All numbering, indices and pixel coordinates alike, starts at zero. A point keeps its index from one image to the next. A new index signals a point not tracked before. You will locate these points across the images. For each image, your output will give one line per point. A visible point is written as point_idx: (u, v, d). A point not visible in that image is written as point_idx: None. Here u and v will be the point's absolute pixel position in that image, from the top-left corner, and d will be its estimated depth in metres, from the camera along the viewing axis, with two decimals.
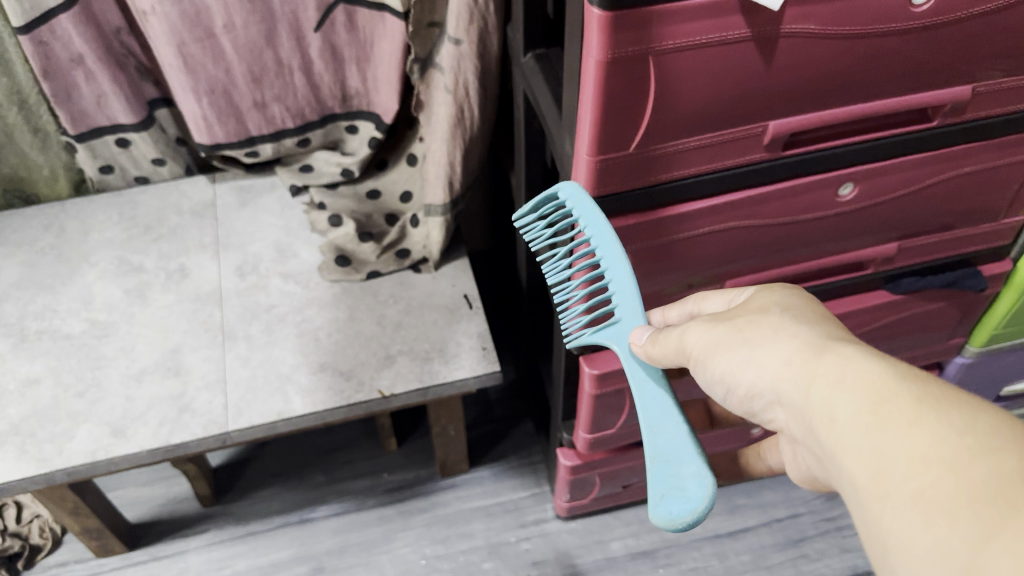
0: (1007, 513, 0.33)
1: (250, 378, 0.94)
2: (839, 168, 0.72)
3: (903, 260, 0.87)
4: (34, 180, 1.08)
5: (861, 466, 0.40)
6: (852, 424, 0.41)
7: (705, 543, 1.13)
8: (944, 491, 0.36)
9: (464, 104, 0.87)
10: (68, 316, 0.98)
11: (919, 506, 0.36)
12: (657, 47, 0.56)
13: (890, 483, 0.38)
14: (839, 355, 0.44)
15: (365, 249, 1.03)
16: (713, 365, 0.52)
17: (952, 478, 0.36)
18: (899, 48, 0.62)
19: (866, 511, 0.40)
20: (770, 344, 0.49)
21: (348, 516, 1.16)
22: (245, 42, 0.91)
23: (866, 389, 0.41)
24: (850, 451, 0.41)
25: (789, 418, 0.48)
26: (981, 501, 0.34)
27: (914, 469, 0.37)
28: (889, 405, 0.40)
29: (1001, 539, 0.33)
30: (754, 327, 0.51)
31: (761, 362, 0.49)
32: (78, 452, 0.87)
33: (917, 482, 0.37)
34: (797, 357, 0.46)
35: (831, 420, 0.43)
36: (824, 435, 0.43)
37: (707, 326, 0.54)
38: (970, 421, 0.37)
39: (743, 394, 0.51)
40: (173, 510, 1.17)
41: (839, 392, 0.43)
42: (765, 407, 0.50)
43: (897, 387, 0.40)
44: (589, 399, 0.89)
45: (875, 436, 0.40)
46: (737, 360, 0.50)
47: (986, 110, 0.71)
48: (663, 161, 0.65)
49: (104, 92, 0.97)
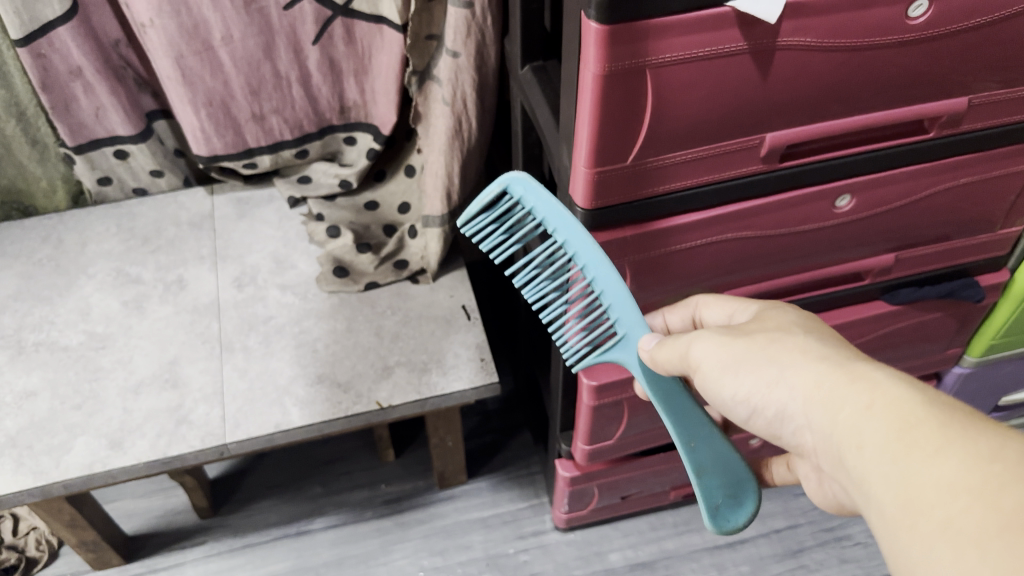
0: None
1: (248, 390, 0.93)
2: (836, 180, 0.72)
3: (900, 271, 0.87)
4: (32, 192, 1.08)
5: (891, 494, 0.41)
6: (881, 451, 0.43)
7: (703, 554, 1.13)
8: (972, 521, 0.37)
9: (462, 116, 0.88)
10: (65, 327, 0.98)
11: (949, 536, 0.38)
12: (654, 61, 0.56)
13: (919, 513, 0.39)
14: (867, 381, 0.46)
15: (363, 260, 1.03)
16: (738, 384, 0.53)
17: (980, 509, 0.37)
18: (894, 61, 0.62)
19: (894, 540, 0.41)
20: (797, 365, 0.50)
21: (346, 528, 1.15)
22: (243, 54, 0.91)
23: (894, 416, 0.43)
24: (880, 478, 0.42)
25: (815, 441, 0.49)
26: (1008, 529, 0.35)
27: (943, 498, 0.39)
28: (917, 433, 0.41)
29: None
30: (778, 347, 0.52)
31: (789, 383, 0.50)
32: (75, 465, 0.87)
33: (947, 513, 0.38)
34: (825, 380, 0.48)
35: (860, 447, 0.44)
36: (852, 461, 0.45)
37: (723, 339, 0.55)
38: (996, 450, 0.38)
39: (768, 413, 0.53)
40: (170, 522, 1.16)
41: (870, 420, 0.44)
42: (791, 428, 0.52)
43: (926, 417, 0.42)
44: (587, 410, 0.89)
45: (904, 464, 0.41)
46: (766, 380, 0.52)
47: (982, 122, 0.71)
48: (661, 173, 0.66)
49: (103, 104, 0.97)
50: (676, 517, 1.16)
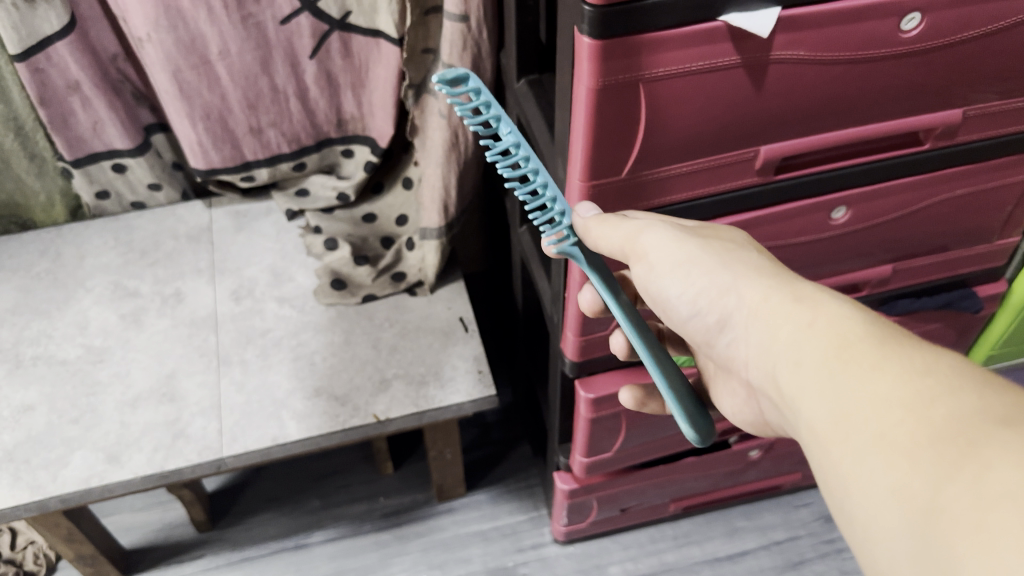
0: (961, 449, 0.36)
1: (245, 404, 0.93)
2: (831, 192, 0.72)
3: (897, 283, 0.87)
4: (30, 206, 1.08)
5: (826, 405, 0.43)
6: (820, 365, 0.44)
7: (703, 567, 1.12)
8: (903, 430, 0.39)
9: (458, 129, 0.88)
10: (63, 341, 0.98)
11: (880, 443, 0.39)
12: (648, 74, 0.56)
13: (852, 424, 0.41)
14: (815, 301, 0.48)
15: (361, 273, 1.03)
16: (686, 290, 0.55)
17: (912, 418, 0.39)
18: (888, 73, 0.62)
19: (823, 449, 0.43)
20: (748, 280, 0.52)
21: (344, 541, 1.15)
22: (240, 69, 0.91)
23: (837, 334, 0.45)
24: (817, 389, 0.44)
25: (754, 355, 0.51)
26: (937, 438, 0.37)
27: (876, 407, 0.40)
28: (858, 350, 0.43)
29: (953, 472, 0.36)
30: (733, 256, 0.54)
31: (739, 295, 0.52)
32: (72, 479, 0.86)
33: (880, 425, 0.40)
34: (774, 296, 0.50)
35: (803, 360, 0.46)
36: (791, 374, 0.46)
37: (676, 239, 0.55)
38: (929, 366, 0.41)
39: (712, 321, 0.55)
40: (168, 535, 1.16)
41: (815, 338, 0.46)
42: (733, 342, 0.53)
43: (868, 338, 0.44)
44: (585, 422, 0.89)
45: (841, 377, 0.43)
46: (717, 289, 0.53)
47: (976, 133, 0.71)
48: (655, 186, 0.66)
49: (100, 119, 0.97)
50: (675, 529, 1.16)
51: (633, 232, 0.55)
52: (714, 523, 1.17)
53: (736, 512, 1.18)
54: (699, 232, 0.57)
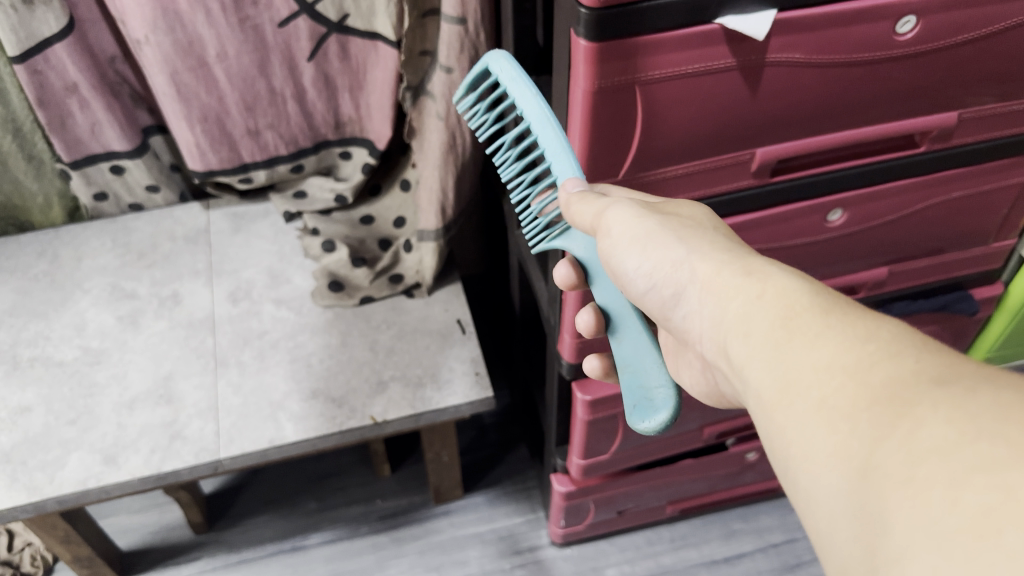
0: (899, 411, 0.34)
1: (242, 405, 0.93)
2: (827, 195, 0.72)
3: (893, 285, 0.87)
4: (28, 208, 1.08)
5: (772, 377, 0.41)
6: (766, 336, 0.42)
7: (700, 569, 1.12)
8: (844, 396, 0.37)
9: (456, 131, 0.88)
10: (60, 342, 0.98)
11: (821, 412, 0.37)
12: (643, 77, 0.57)
13: (795, 392, 0.39)
14: (761, 274, 0.45)
15: (358, 274, 1.03)
16: (639, 261, 0.52)
17: (853, 384, 0.37)
18: (883, 76, 0.63)
19: (768, 421, 0.41)
20: (700, 253, 0.50)
21: (341, 543, 1.15)
22: (238, 71, 0.92)
23: (783, 304, 0.43)
24: (762, 361, 0.42)
25: (704, 330, 0.49)
26: (875, 400, 0.35)
27: (820, 376, 0.38)
28: (801, 320, 0.41)
29: (891, 435, 0.34)
30: (690, 233, 0.52)
31: (692, 267, 0.49)
32: (69, 480, 0.86)
33: (821, 390, 0.38)
34: (726, 267, 0.47)
35: (750, 332, 0.44)
36: (738, 347, 0.44)
37: (637, 214, 0.53)
38: (872, 334, 0.39)
39: (666, 293, 0.52)
40: (165, 537, 1.16)
41: (761, 309, 0.44)
42: (685, 318, 0.51)
43: (814, 306, 0.42)
44: (582, 424, 0.89)
45: (785, 347, 0.41)
46: (672, 260, 0.50)
47: (972, 136, 0.71)
48: (651, 188, 0.66)
49: (98, 120, 0.97)
50: (672, 532, 1.16)
51: (605, 208, 0.54)
52: (711, 525, 1.17)
53: (732, 515, 1.18)
54: (657, 208, 0.55)
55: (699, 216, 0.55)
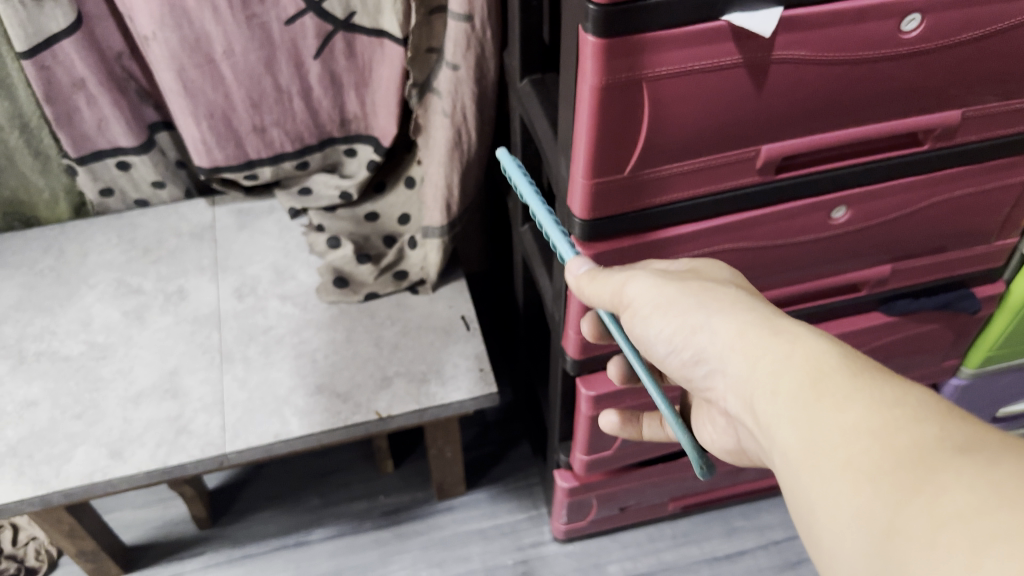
0: (924, 474, 0.38)
1: (248, 400, 0.94)
2: (832, 191, 0.73)
3: (896, 283, 0.87)
4: (34, 203, 1.09)
5: (799, 434, 0.44)
6: (793, 395, 0.46)
7: (702, 566, 1.13)
8: (870, 458, 0.41)
9: (462, 127, 0.89)
10: (66, 337, 0.99)
11: (850, 469, 0.41)
12: (651, 73, 0.57)
13: (822, 451, 0.43)
14: (790, 336, 0.49)
15: (363, 271, 1.04)
16: (664, 325, 0.55)
17: (880, 447, 0.41)
18: (888, 74, 0.63)
19: (793, 477, 0.44)
20: (725, 315, 0.52)
21: (344, 538, 1.15)
22: (244, 68, 0.92)
23: (810, 364, 0.46)
24: (789, 418, 0.45)
25: (726, 386, 0.52)
26: (902, 465, 0.39)
27: (846, 437, 0.42)
28: (832, 381, 0.45)
29: (916, 497, 0.38)
30: (711, 295, 0.54)
31: (714, 328, 0.52)
32: (75, 474, 0.87)
33: (848, 450, 0.42)
34: (752, 329, 0.51)
35: (777, 389, 0.47)
36: (763, 403, 0.48)
37: (659, 283, 0.56)
38: (898, 399, 0.43)
39: (685, 356, 0.54)
40: (169, 532, 1.16)
41: (789, 369, 0.47)
42: (706, 375, 0.54)
43: (839, 367, 0.45)
44: (585, 420, 0.90)
45: (814, 406, 0.44)
46: (693, 323, 0.53)
47: (975, 134, 0.72)
48: (657, 185, 0.66)
49: (105, 116, 0.98)
50: (674, 529, 1.16)
51: (621, 284, 0.58)
52: (713, 522, 1.17)
53: (734, 512, 1.18)
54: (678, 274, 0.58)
55: (724, 279, 0.57)
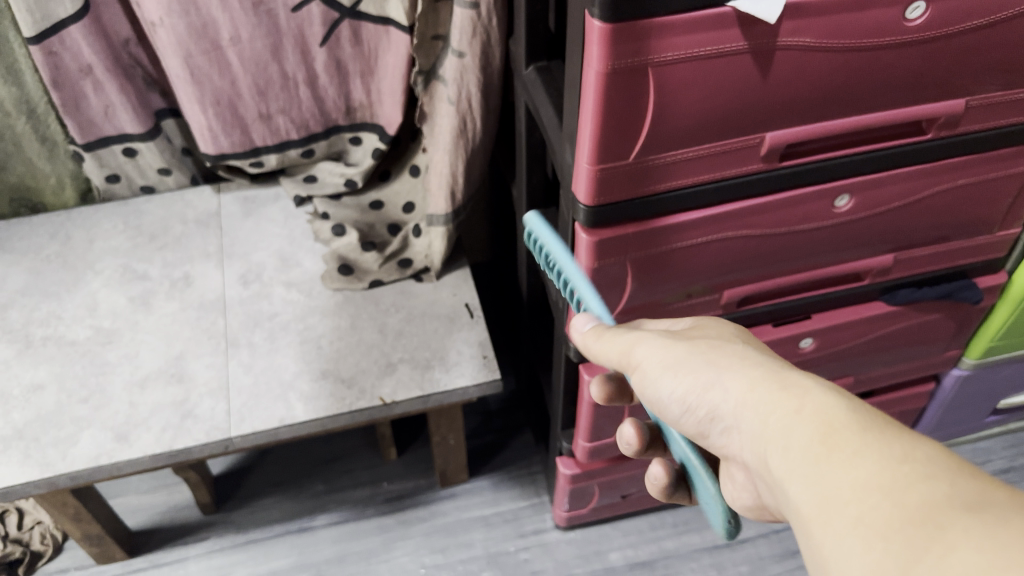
0: (934, 535, 0.36)
1: (253, 385, 0.94)
2: (835, 179, 0.73)
3: (899, 272, 0.87)
4: (41, 189, 1.09)
5: (808, 493, 0.42)
6: (803, 452, 0.43)
7: (703, 554, 1.13)
8: (881, 516, 0.38)
9: (467, 115, 0.89)
10: (73, 322, 1.00)
11: (862, 531, 0.39)
12: (656, 59, 0.58)
13: (835, 508, 0.40)
14: (798, 388, 0.46)
15: (368, 258, 1.04)
16: (671, 385, 0.52)
17: (890, 504, 0.38)
18: (892, 63, 0.63)
19: (808, 538, 0.42)
20: (733, 374, 0.50)
21: (348, 524, 1.16)
22: (251, 55, 0.92)
23: (818, 419, 0.44)
24: (799, 477, 0.43)
25: (739, 443, 0.49)
26: (913, 525, 0.37)
27: (857, 493, 0.40)
28: (840, 436, 0.42)
29: (930, 559, 0.35)
30: (718, 354, 0.52)
31: (725, 387, 0.49)
32: (82, 457, 0.88)
33: (860, 507, 0.39)
34: (759, 385, 0.48)
35: (788, 446, 0.44)
36: (774, 461, 0.45)
37: (664, 342, 0.54)
38: (909, 453, 0.40)
39: (699, 415, 0.52)
40: (173, 517, 1.17)
41: (799, 426, 0.44)
42: (718, 431, 0.51)
43: (850, 421, 0.43)
44: (588, 407, 0.90)
45: (825, 462, 0.42)
46: (703, 382, 0.50)
47: (978, 124, 0.72)
48: (662, 171, 0.67)
49: (112, 103, 0.98)
50: (675, 517, 1.17)
51: (631, 346, 0.56)
52: None
53: None
54: (685, 335, 0.56)
55: (729, 334, 0.55)
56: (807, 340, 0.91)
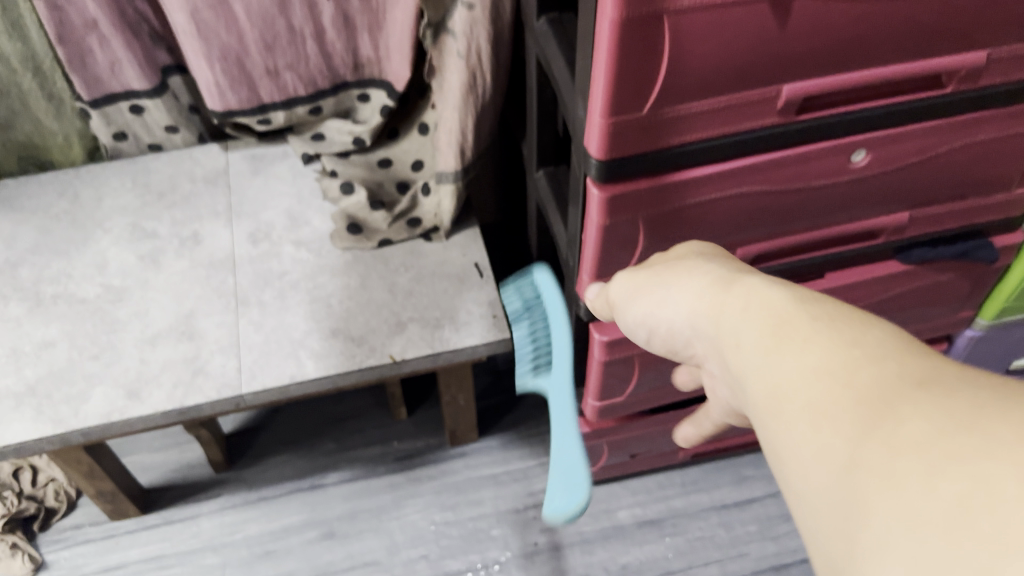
0: (884, 409, 0.33)
1: (264, 343, 0.94)
2: (852, 134, 0.72)
3: (914, 230, 0.86)
4: (48, 147, 1.09)
5: (758, 382, 0.40)
6: (753, 345, 0.42)
7: (711, 513, 1.13)
8: (828, 395, 0.35)
9: (476, 70, 0.87)
10: (82, 280, 1.00)
11: (810, 416, 0.36)
12: (673, 7, 0.56)
13: (784, 395, 0.38)
14: (746, 285, 0.45)
15: (376, 217, 1.03)
16: (638, 308, 0.55)
17: (833, 385, 0.35)
18: (913, 13, 0.62)
19: (763, 428, 0.40)
20: (689, 287, 0.51)
21: (359, 482, 1.17)
22: (258, 9, 0.91)
23: (766, 311, 0.42)
24: (749, 370, 0.41)
25: (703, 349, 0.49)
26: (864, 403, 0.34)
27: (805, 378, 0.37)
28: (786, 324, 0.40)
29: (876, 432, 0.32)
30: (677, 270, 0.53)
31: (678, 301, 0.51)
32: (93, 413, 0.88)
33: (808, 393, 0.36)
34: (708, 291, 0.48)
35: (742, 342, 0.42)
36: (730, 358, 0.44)
37: (630, 276, 0.59)
38: (860, 336, 0.37)
39: (665, 332, 0.53)
40: (185, 475, 1.18)
41: (747, 322, 0.43)
42: (686, 345, 0.52)
43: (796, 309, 0.41)
44: (598, 366, 0.90)
45: (772, 349, 0.40)
46: (659, 301, 0.53)
47: (1000, 77, 0.70)
48: (676, 125, 0.66)
49: (118, 58, 0.97)
50: (684, 477, 1.17)
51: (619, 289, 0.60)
52: (722, 471, 1.18)
53: (743, 461, 1.19)
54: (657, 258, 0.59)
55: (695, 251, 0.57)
56: (820, 300, 0.90)
